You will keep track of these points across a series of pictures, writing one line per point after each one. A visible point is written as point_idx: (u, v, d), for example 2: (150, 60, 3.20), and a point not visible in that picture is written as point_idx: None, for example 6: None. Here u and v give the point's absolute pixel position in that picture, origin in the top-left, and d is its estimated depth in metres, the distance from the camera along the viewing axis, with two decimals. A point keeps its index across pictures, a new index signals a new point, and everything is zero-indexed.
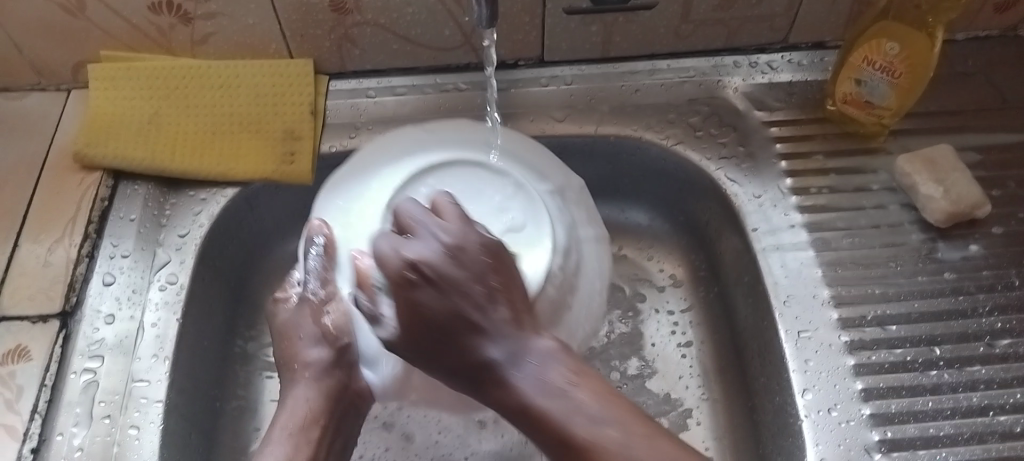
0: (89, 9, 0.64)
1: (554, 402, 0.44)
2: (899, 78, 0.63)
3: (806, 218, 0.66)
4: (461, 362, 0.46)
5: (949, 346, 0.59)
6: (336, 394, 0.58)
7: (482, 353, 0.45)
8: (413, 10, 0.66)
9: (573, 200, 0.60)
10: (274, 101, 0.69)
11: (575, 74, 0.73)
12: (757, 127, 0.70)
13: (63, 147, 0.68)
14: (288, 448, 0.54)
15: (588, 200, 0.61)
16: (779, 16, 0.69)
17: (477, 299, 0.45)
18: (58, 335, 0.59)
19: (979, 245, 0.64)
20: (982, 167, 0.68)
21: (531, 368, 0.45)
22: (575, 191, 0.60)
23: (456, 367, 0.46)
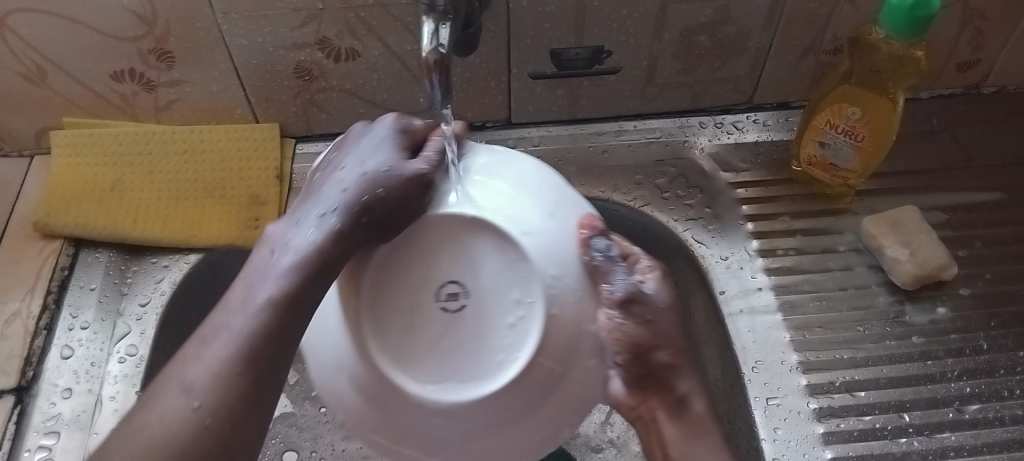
0: (51, 77, 0.64)
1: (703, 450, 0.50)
2: (862, 141, 0.64)
3: (773, 281, 0.66)
4: (643, 368, 0.50)
5: (918, 412, 0.59)
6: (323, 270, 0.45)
7: (676, 386, 0.52)
8: (379, 76, 0.66)
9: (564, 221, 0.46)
10: (240, 165, 0.69)
11: (543, 135, 0.72)
12: (724, 188, 0.70)
13: (24, 216, 0.67)
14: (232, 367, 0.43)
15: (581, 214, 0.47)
16: (743, 78, 0.69)
17: (675, 348, 0.52)
18: (13, 412, 0.57)
19: (947, 308, 0.64)
20: (948, 227, 0.68)
21: (693, 391, 0.52)
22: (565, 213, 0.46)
23: (637, 375, 0.50)
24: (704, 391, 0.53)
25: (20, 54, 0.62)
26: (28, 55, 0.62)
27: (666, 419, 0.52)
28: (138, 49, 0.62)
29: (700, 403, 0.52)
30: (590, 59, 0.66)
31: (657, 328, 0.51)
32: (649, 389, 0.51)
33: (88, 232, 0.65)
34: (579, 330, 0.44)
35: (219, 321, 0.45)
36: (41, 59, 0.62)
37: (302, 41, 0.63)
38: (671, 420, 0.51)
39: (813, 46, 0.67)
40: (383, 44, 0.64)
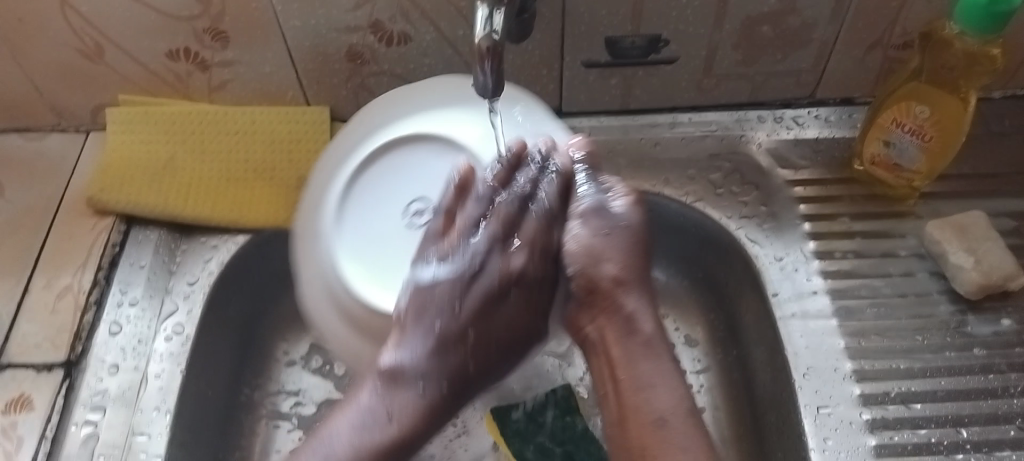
0: (108, 54, 0.65)
1: (646, 366, 0.50)
2: (929, 142, 0.61)
3: (829, 284, 0.63)
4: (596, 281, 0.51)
5: (977, 428, 0.57)
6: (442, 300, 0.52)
7: (624, 303, 0.51)
8: (430, 61, 0.66)
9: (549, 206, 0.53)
10: (290, 147, 0.69)
11: (594, 126, 0.71)
12: (780, 186, 0.68)
13: (79, 191, 0.68)
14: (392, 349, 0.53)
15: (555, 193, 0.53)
16: (806, 72, 0.67)
17: (634, 268, 0.52)
18: (61, 386, 0.58)
19: (1012, 319, 0.61)
20: (1017, 234, 0.65)
21: (639, 308, 0.52)
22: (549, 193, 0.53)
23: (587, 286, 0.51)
24: (653, 313, 0.52)
25: (79, 31, 0.63)
26: (87, 33, 0.63)
27: (613, 338, 0.51)
28: (193, 28, 0.62)
29: (647, 323, 0.51)
30: (647, 48, 0.64)
31: (612, 240, 0.52)
32: (597, 306, 0.51)
33: (139, 209, 0.66)
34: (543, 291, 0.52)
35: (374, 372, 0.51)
36: (99, 36, 0.63)
37: (354, 24, 0.62)
38: (622, 340, 0.51)
39: (882, 40, 0.64)
40: (436, 28, 0.63)
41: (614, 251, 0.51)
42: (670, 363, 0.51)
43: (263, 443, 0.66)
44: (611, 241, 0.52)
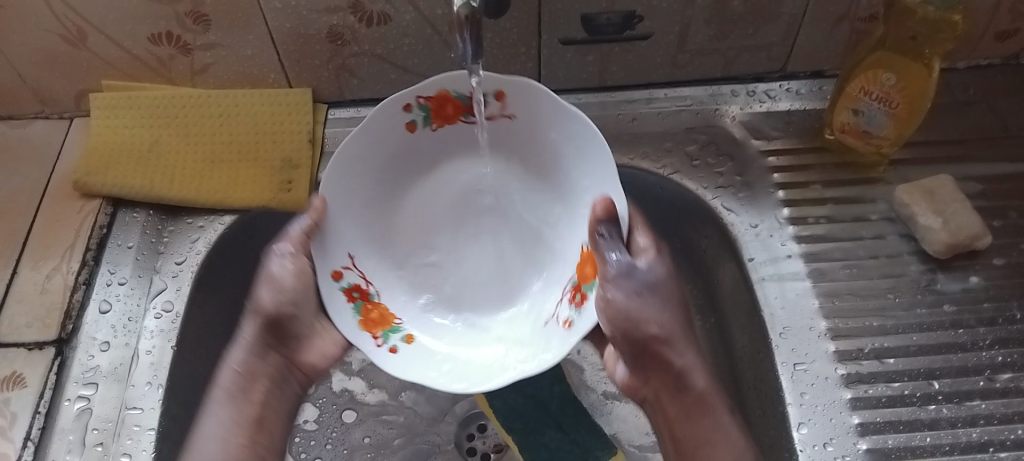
0: (91, 39, 0.65)
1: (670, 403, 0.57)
2: (896, 108, 0.63)
3: (804, 248, 0.65)
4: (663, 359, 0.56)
5: (949, 380, 0.58)
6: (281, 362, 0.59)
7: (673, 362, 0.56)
8: (410, 41, 0.67)
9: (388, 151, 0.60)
10: (273, 129, 0.70)
11: (572, 103, 0.73)
12: (755, 156, 0.70)
13: (65, 175, 0.70)
14: (230, 411, 0.56)
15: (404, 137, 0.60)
16: (776, 46, 0.69)
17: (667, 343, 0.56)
18: (53, 362, 0.60)
19: (980, 277, 0.63)
20: (984, 197, 0.67)
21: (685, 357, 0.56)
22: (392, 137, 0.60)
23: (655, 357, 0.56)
24: (699, 366, 0.57)
25: (61, 17, 0.63)
26: (69, 18, 0.64)
27: (666, 397, 0.57)
28: (175, 11, 0.63)
29: (699, 379, 0.57)
30: (621, 24, 0.66)
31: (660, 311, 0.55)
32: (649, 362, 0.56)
33: (127, 192, 0.67)
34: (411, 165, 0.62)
35: (231, 370, 0.57)
36: (82, 21, 0.64)
37: (334, 4, 0.63)
38: (686, 410, 0.57)
39: (849, 12, 0.66)
40: (415, 8, 0.64)
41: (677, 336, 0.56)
42: (728, 416, 0.57)
43: None
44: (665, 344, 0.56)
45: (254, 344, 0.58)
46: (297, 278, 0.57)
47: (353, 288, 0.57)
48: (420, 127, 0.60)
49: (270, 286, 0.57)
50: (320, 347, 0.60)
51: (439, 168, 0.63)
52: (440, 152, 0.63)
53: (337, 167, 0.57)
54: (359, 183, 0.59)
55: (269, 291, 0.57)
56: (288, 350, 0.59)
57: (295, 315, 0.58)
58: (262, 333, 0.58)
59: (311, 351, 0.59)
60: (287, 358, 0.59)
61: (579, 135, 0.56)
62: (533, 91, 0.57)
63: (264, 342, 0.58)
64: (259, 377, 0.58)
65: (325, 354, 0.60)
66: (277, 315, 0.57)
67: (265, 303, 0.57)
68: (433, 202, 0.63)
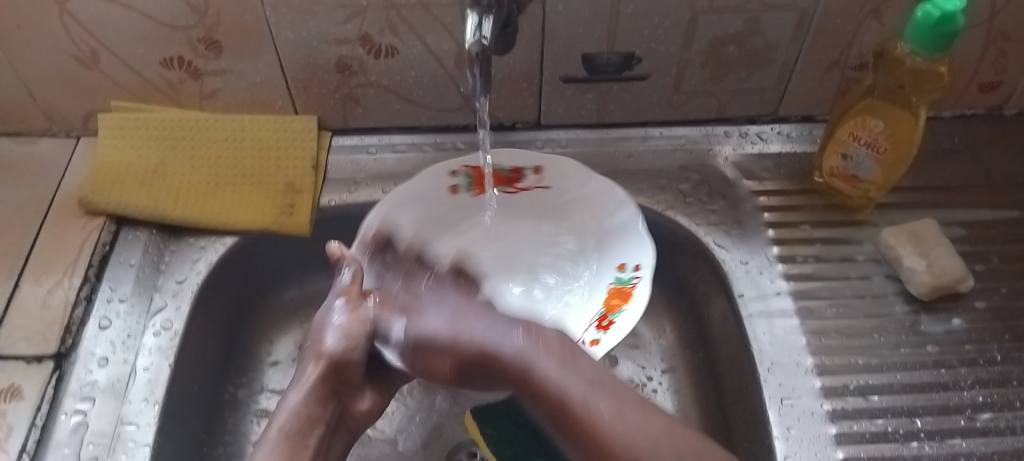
0: (103, 61, 0.67)
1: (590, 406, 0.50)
2: (884, 154, 0.65)
3: (792, 286, 0.67)
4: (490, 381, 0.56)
5: (930, 418, 0.60)
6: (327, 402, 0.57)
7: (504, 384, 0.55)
8: (416, 74, 0.69)
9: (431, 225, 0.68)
10: (277, 154, 0.71)
11: (570, 138, 0.75)
12: (746, 196, 0.72)
13: (69, 193, 0.71)
14: (283, 453, 0.53)
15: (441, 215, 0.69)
16: (768, 90, 0.71)
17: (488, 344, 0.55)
18: (51, 376, 0.60)
19: (962, 319, 0.65)
20: (966, 242, 0.69)
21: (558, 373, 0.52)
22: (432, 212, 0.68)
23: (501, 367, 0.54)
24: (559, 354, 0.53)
25: (76, 38, 0.65)
26: (84, 39, 0.65)
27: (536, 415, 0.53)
28: (189, 37, 0.65)
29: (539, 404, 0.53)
30: (621, 64, 0.68)
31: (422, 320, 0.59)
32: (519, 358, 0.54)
33: (130, 211, 0.69)
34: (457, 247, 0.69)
35: (285, 409, 0.56)
36: (96, 43, 0.65)
37: (345, 36, 0.65)
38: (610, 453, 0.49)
39: (839, 61, 0.68)
40: (422, 42, 0.66)
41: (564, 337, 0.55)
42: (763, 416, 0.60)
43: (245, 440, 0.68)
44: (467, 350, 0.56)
45: (317, 387, 0.57)
46: (358, 325, 0.59)
47: None
48: (464, 192, 0.69)
49: (333, 332, 0.58)
50: (367, 398, 0.60)
51: (474, 228, 0.70)
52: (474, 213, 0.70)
53: (382, 211, 0.66)
54: (407, 226, 0.67)
55: (336, 336, 0.58)
56: (340, 396, 0.58)
57: (355, 362, 0.58)
58: (328, 377, 0.57)
59: (360, 399, 0.59)
60: (343, 406, 0.59)
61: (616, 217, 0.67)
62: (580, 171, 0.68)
63: (325, 388, 0.57)
64: (318, 424, 0.56)
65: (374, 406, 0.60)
66: (344, 362, 0.58)
67: (330, 345, 0.58)
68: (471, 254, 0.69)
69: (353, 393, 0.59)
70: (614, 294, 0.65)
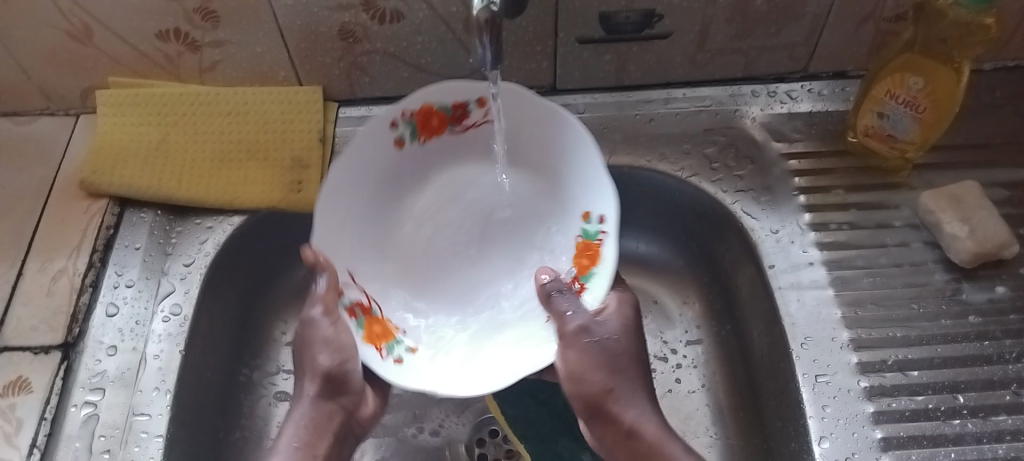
0: (97, 35, 0.64)
1: (660, 460, 0.55)
2: (923, 113, 0.61)
3: (825, 255, 0.64)
4: (593, 390, 0.56)
5: (974, 394, 0.57)
6: (335, 414, 0.58)
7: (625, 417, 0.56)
8: (423, 39, 0.65)
9: (387, 178, 0.64)
10: (283, 128, 0.68)
11: (588, 102, 0.71)
12: (776, 159, 0.68)
13: (70, 174, 0.68)
14: None
15: (396, 169, 0.64)
16: (799, 46, 0.67)
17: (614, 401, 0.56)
18: (60, 367, 0.59)
19: (1006, 287, 0.62)
20: (1010, 204, 0.65)
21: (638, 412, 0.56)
22: (384, 168, 0.63)
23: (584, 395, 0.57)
24: (654, 414, 0.57)
25: (66, 12, 0.62)
26: (74, 14, 0.62)
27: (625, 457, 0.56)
28: (183, 8, 0.61)
29: (649, 427, 0.56)
30: (641, 23, 0.64)
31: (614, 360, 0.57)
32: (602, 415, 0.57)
33: (133, 192, 0.66)
34: (416, 183, 0.66)
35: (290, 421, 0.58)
36: (88, 18, 0.62)
37: (347, 1, 0.61)
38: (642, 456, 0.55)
39: (875, 12, 0.64)
40: (429, 5, 0.62)
41: (623, 392, 0.57)
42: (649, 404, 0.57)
43: (265, 421, 0.67)
44: (591, 386, 0.56)
45: (320, 398, 0.58)
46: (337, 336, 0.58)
47: (354, 307, 0.59)
48: (408, 142, 0.63)
49: (326, 349, 0.58)
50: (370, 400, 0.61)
51: (437, 175, 0.66)
52: (433, 150, 0.65)
53: (332, 192, 0.59)
54: (357, 194, 0.62)
55: (327, 353, 0.58)
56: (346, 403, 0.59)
57: (352, 370, 0.58)
58: (327, 388, 0.58)
59: (363, 402, 0.60)
60: (349, 411, 0.59)
61: (568, 147, 0.61)
62: (524, 97, 0.59)
63: (326, 395, 0.58)
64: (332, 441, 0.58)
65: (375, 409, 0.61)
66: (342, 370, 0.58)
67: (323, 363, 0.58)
68: (433, 202, 0.66)
69: (360, 395, 0.60)
70: (585, 249, 0.61)
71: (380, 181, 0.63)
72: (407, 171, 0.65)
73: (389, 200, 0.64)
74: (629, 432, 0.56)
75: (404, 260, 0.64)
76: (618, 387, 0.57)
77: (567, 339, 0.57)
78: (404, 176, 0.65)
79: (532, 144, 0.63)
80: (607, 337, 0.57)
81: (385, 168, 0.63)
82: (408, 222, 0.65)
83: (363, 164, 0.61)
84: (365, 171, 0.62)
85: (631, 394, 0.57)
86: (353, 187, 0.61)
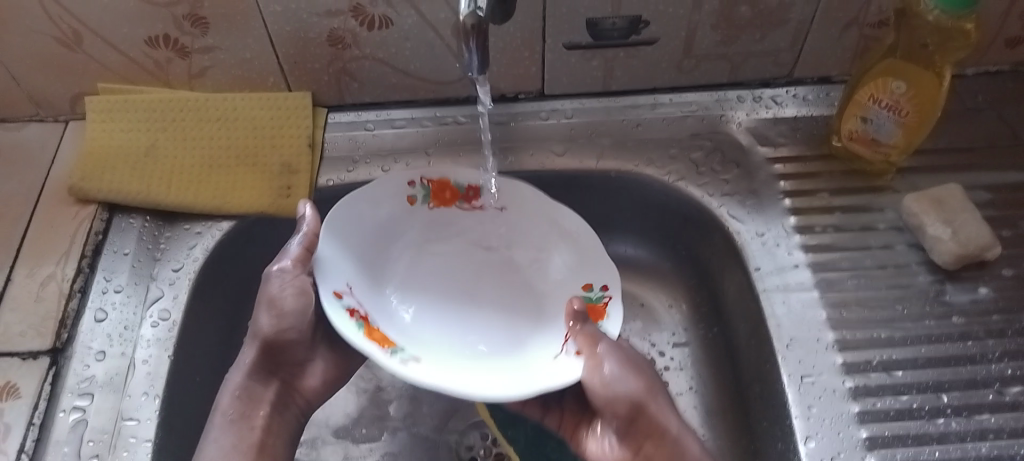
0: (86, 41, 0.64)
1: None
2: (906, 116, 0.62)
3: (810, 258, 0.64)
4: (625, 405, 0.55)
5: (957, 393, 0.58)
6: (274, 385, 0.57)
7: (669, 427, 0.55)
8: (412, 45, 0.66)
9: (392, 224, 0.63)
10: (272, 134, 0.69)
11: (576, 108, 0.72)
12: (762, 163, 0.69)
13: (58, 180, 0.69)
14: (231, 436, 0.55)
15: (401, 223, 0.64)
16: (784, 51, 0.68)
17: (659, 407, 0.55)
18: (48, 372, 0.59)
19: (989, 288, 0.62)
20: (992, 206, 0.66)
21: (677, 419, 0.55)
22: (393, 209, 0.63)
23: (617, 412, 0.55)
24: (691, 429, 0.56)
25: (56, 19, 0.62)
26: (64, 20, 0.62)
27: None
28: (173, 14, 0.62)
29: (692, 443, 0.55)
30: (627, 28, 0.65)
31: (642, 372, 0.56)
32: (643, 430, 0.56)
33: (122, 197, 0.66)
34: (413, 254, 0.64)
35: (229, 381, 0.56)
36: (77, 24, 0.62)
37: (336, 7, 0.62)
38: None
39: (857, 18, 0.65)
40: (418, 11, 0.63)
41: (658, 401, 0.55)
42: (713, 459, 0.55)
43: None
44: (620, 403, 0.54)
45: (255, 365, 0.56)
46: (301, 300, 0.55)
47: (353, 310, 0.55)
48: (420, 202, 0.65)
49: (271, 311, 0.55)
50: (315, 369, 0.59)
51: (429, 251, 0.65)
52: (426, 232, 0.65)
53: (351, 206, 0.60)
54: (370, 220, 0.62)
55: (268, 317, 0.55)
56: (283, 372, 0.58)
57: (297, 340, 0.56)
58: (261, 358, 0.56)
59: (308, 374, 0.59)
60: (285, 380, 0.58)
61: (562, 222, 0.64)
62: (530, 193, 0.64)
63: (263, 366, 0.57)
64: (264, 408, 0.57)
65: (323, 376, 0.60)
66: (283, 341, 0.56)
67: (265, 327, 0.55)
68: (433, 273, 0.64)
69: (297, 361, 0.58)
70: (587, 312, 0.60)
71: (386, 228, 0.63)
72: (411, 233, 0.64)
73: (390, 260, 0.63)
74: (676, 446, 0.55)
75: (414, 300, 0.62)
76: (655, 395, 0.55)
77: (596, 355, 0.54)
78: (407, 232, 0.64)
79: (510, 222, 0.65)
80: (632, 352, 0.56)
81: (392, 213, 0.63)
82: (398, 289, 0.62)
83: (376, 194, 0.62)
84: (375, 204, 0.62)
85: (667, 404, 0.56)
86: (368, 209, 0.62)
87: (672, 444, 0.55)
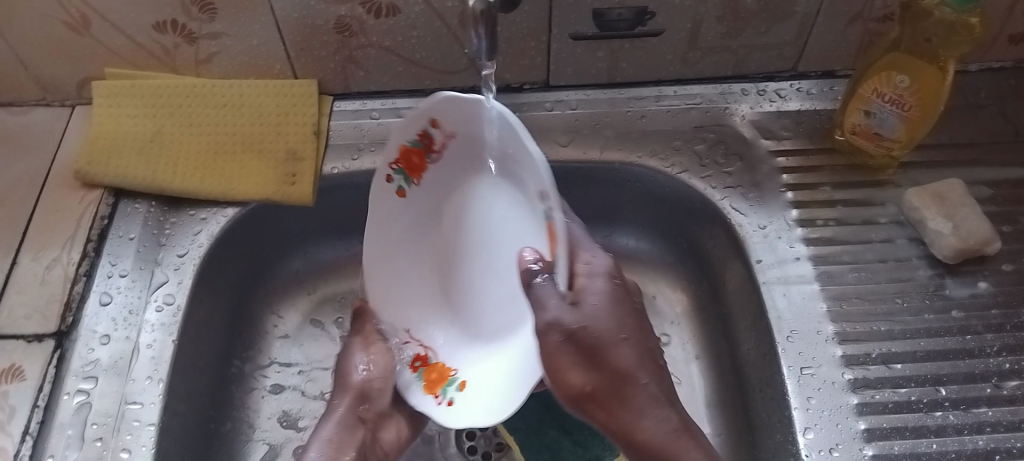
0: (94, 26, 0.64)
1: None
2: (910, 111, 0.62)
3: (812, 251, 0.65)
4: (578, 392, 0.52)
5: (955, 387, 0.58)
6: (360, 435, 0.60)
7: (632, 419, 0.52)
8: (418, 33, 0.66)
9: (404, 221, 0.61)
10: (278, 121, 0.69)
11: (580, 99, 0.72)
12: (765, 156, 0.70)
13: (64, 165, 0.69)
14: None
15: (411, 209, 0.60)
16: (788, 45, 0.68)
17: (616, 399, 0.52)
18: (53, 356, 0.59)
19: (988, 283, 0.63)
20: (993, 202, 0.66)
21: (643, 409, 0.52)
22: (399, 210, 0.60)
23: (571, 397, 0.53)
24: (660, 413, 0.52)
25: (64, 3, 0.62)
26: (72, 4, 0.62)
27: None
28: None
29: (661, 433, 0.52)
30: (633, 20, 0.65)
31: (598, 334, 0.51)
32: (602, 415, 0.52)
33: (127, 182, 0.67)
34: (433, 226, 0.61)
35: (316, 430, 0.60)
36: (85, 9, 0.63)
37: None
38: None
39: (863, 13, 0.65)
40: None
41: (606, 390, 0.52)
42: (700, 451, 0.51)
43: (257, 412, 0.68)
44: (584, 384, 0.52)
45: (347, 413, 0.60)
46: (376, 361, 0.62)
47: (416, 361, 0.62)
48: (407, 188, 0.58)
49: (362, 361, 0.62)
50: (396, 427, 0.63)
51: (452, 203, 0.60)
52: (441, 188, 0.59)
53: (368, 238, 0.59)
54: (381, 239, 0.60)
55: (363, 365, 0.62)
56: (369, 425, 0.61)
57: (383, 389, 0.62)
58: (354, 407, 0.61)
59: (388, 428, 0.62)
60: (371, 432, 0.61)
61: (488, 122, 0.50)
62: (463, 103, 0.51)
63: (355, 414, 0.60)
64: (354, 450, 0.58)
65: (399, 436, 0.62)
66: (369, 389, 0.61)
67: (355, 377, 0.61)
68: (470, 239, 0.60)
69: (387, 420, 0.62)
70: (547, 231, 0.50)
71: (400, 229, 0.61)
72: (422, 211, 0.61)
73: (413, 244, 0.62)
74: (644, 442, 0.52)
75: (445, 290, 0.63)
76: (609, 372, 0.52)
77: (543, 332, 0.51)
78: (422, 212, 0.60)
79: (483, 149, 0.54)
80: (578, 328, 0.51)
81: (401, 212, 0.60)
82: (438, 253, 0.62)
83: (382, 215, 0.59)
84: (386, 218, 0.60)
85: (638, 398, 0.52)
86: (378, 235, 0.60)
87: (640, 437, 0.52)
